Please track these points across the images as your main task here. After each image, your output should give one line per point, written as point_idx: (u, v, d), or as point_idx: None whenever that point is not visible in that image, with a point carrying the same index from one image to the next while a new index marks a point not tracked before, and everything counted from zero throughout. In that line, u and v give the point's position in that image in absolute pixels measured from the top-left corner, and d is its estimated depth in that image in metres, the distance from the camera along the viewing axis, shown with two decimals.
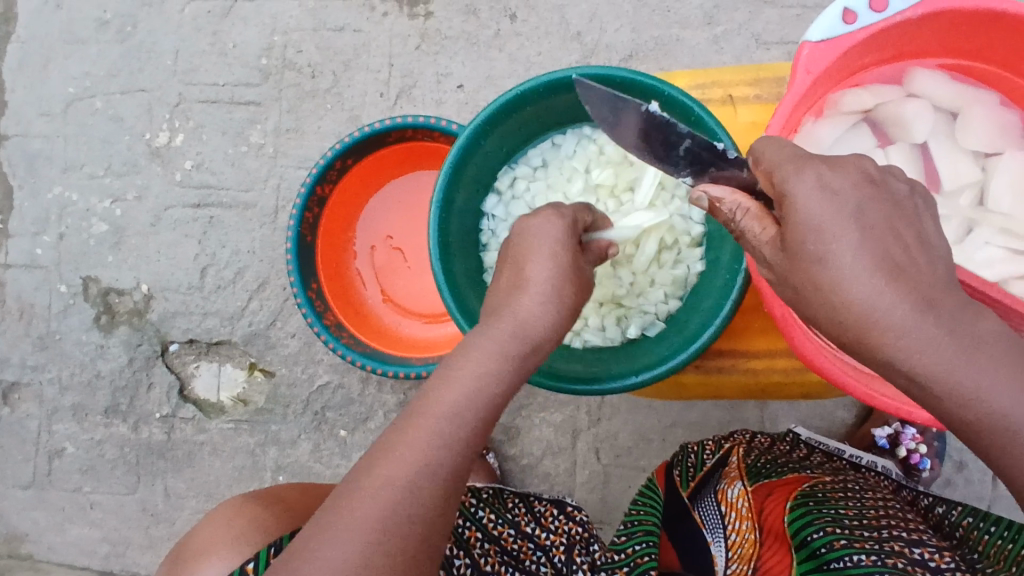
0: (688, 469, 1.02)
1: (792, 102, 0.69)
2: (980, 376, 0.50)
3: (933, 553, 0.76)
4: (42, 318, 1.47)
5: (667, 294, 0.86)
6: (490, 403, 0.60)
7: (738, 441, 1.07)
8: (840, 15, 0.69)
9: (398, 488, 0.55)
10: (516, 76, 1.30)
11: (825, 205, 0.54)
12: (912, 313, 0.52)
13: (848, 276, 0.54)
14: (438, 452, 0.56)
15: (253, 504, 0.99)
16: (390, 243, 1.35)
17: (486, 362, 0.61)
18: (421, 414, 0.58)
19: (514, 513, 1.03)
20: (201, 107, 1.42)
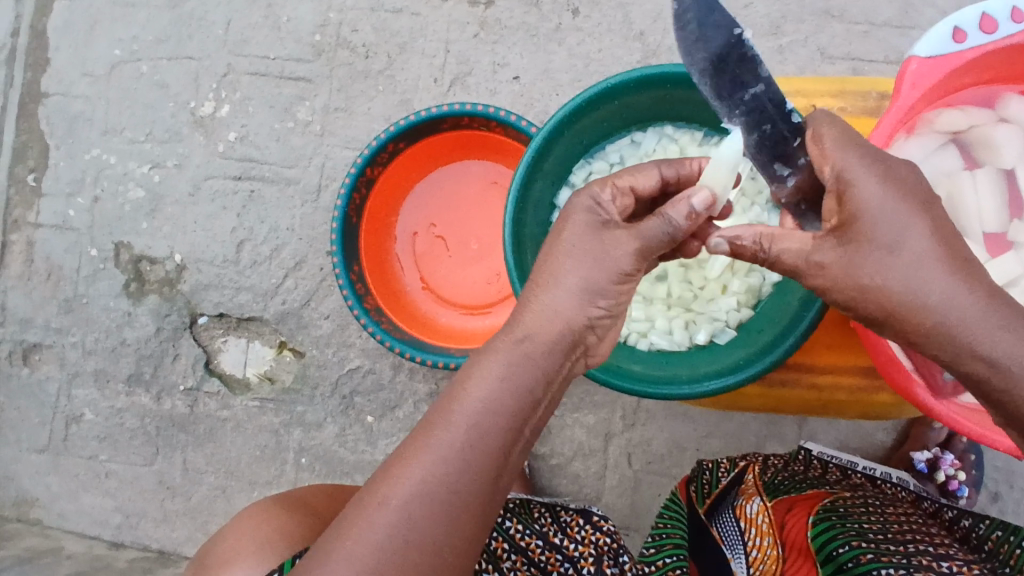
0: (704, 486, 1.00)
1: (895, 118, 0.70)
2: None
3: (961, 566, 0.72)
4: (70, 281, 1.45)
5: (739, 302, 0.86)
6: (494, 422, 0.59)
7: (753, 459, 1.03)
8: (950, 34, 0.69)
9: (400, 510, 0.57)
10: (574, 71, 1.29)
11: (891, 201, 0.58)
12: (977, 307, 0.55)
13: (917, 271, 0.57)
14: (440, 475, 0.58)
15: (274, 509, 0.89)
16: (433, 231, 1.33)
17: (490, 380, 0.60)
18: (425, 435, 0.60)
19: (541, 523, 0.98)
20: (250, 80, 1.40)
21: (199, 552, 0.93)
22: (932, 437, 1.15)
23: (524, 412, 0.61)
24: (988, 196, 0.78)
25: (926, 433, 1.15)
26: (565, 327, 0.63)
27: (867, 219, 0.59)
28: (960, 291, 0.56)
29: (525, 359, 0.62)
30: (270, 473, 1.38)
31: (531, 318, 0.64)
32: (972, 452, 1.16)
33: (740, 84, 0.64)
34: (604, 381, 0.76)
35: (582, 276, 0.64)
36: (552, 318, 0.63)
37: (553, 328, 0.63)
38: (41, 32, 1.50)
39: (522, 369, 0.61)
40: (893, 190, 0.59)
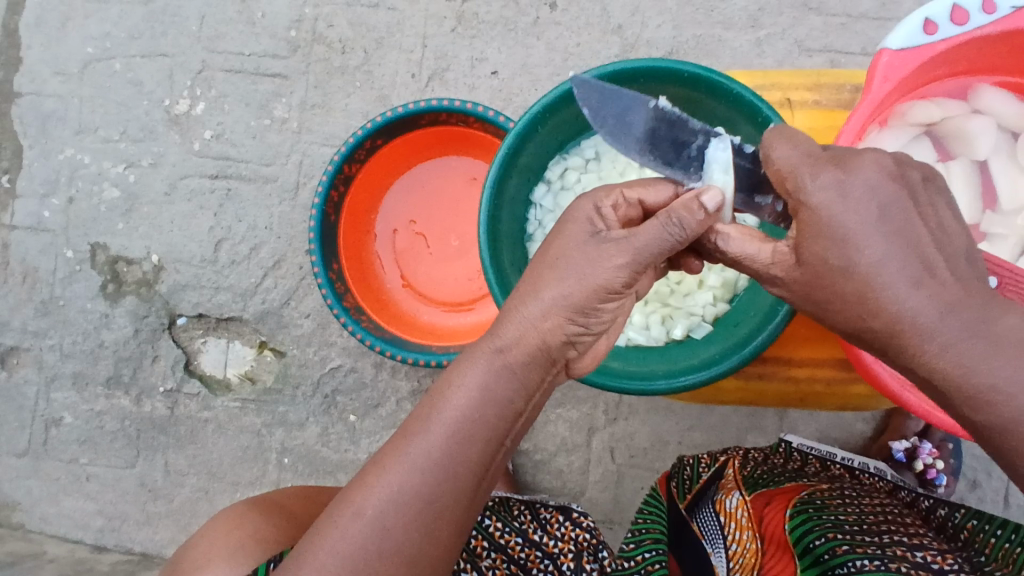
0: (684, 482, 1.01)
1: (867, 111, 0.70)
2: (1001, 376, 0.50)
3: (935, 555, 0.73)
4: (46, 283, 1.43)
5: (715, 297, 0.86)
6: (470, 432, 0.59)
7: (734, 453, 1.05)
8: (921, 26, 0.69)
9: (375, 520, 0.57)
10: (552, 65, 1.28)
11: (846, 214, 0.56)
12: (939, 317, 0.53)
13: (873, 284, 0.56)
14: (415, 484, 0.58)
15: (249, 512, 0.88)
16: (412, 228, 1.32)
17: (468, 389, 0.60)
18: (402, 444, 0.60)
19: (520, 520, 0.99)
20: (225, 76, 1.38)
21: (173, 557, 0.92)
22: (911, 426, 1.15)
23: (503, 421, 0.61)
24: (959, 188, 0.79)
25: (904, 423, 1.16)
26: (542, 336, 0.62)
27: (823, 237, 0.57)
28: (915, 303, 0.54)
29: (503, 368, 0.61)
30: (253, 474, 1.37)
31: (511, 326, 0.62)
32: (951, 441, 1.16)
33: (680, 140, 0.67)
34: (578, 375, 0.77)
35: (560, 283, 0.62)
36: (529, 329, 0.62)
37: (530, 338, 0.62)
38: (11, 29, 1.47)
39: (501, 378, 0.61)
40: (851, 199, 0.56)
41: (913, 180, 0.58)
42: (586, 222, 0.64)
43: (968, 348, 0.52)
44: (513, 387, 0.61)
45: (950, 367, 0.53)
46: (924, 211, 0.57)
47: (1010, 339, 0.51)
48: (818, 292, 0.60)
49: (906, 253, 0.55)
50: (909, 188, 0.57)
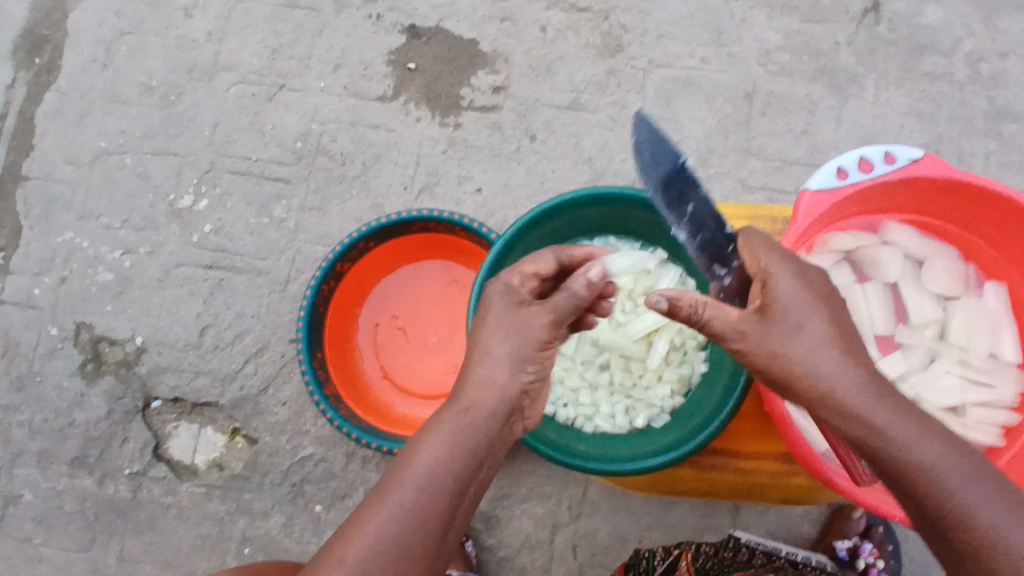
0: (641, 574, 1.10)
1: (795, 237, 0.84)
2: (913, 432, 0.66)
3: None
4: (25, 359, 1.45)
5: (672, 391, 0.95)
6: (440, 483, 0.66)
7: (687, 547, 1.14)
8: (834, 172, 0.86)
9: (355, 566, 0.62)
10: (530, 187, 1.45)
11: (798, 296, 0.72)
12: (864, 384, 0.69)
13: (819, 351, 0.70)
14: (393, 533, 0.63)
15: None
16: (394, 322, 1.41)
17: (437, 444, 0.68)
18: (378, 498, 0.65)
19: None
20: (231, 177, 1.51)
21: None
22: (852, 527, 1.24)
23: (468, 473, 0.68)
24: (876, 304, 0.94)
25: (847, 524, 1.24)
26: (500, 394, 0.72)
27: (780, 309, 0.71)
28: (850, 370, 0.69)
29: (469, 425, 0.70)
30: (210, 564, 1.35)
31: (473, 386, 0.72)
32: (889, 543, 1.24)
33: (684, 198, 0.84)
34: (547, 454, 0.85)
35: (514, 342, 0.73)
36: (490, 386, 0.72)
37: (492, 396, 0.71)
38: (29, 120, 1.58)
39: (464, 434, 0.69)
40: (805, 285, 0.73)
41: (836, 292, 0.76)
42: (503, 292, 0.77)
43: (887, 410, 0.67)
44: (476, 439, 0.69)
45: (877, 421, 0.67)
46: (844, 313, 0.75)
47: (910, 408, 0.68)
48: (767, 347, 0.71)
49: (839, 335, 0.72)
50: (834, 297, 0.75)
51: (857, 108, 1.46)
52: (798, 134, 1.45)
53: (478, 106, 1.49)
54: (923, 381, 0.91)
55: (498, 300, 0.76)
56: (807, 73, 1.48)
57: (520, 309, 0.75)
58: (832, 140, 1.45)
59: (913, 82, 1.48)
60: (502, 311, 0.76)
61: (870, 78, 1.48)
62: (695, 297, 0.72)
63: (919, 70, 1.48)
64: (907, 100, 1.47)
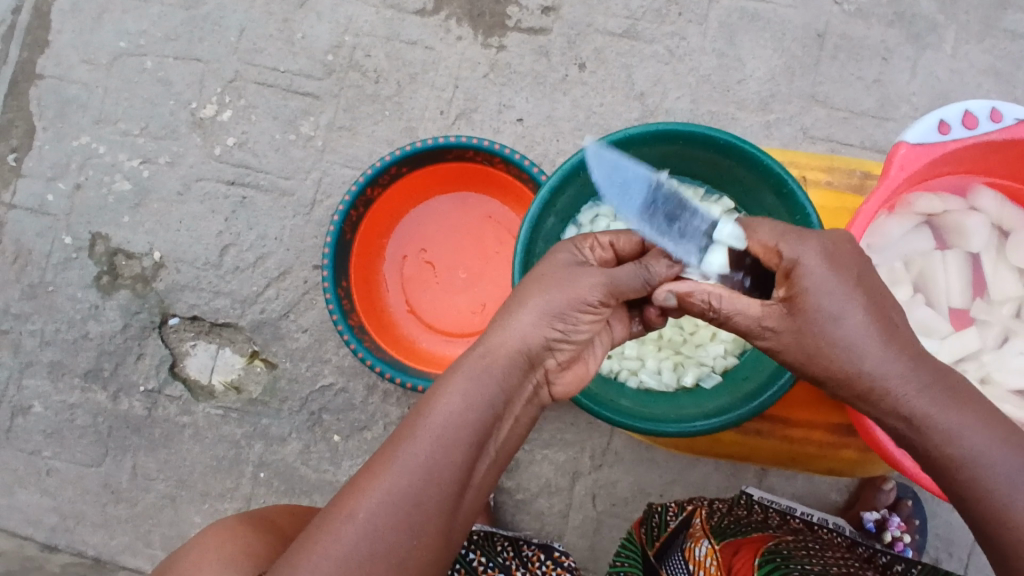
0: (653, 529, 1.07)
1: (884, 194, 0.77)
2: (953, 423, 0.59)
3: None
4: (38, 267, 1.40)
5: (726, 350, 0.90)
6: (458, 436, 0.61)
7: (700, 504, 1.10)
8: (935, 126, 0.78)
9: (366, 522, 0.57)
10: (575, 120, 1.35)
11: (827, 278, 0.64)
12: (905, 372, 0.61)
13: (854, 338, 0.62)
14: (406, 488, 0.58)
15: (230, 523, 0.89)
16: (423, 256, 1.35)
17: (455, 394, 0.62)
18: (389, 450, 0.60)
19: (503, 556, 1.01)
20: (257, 88, 1.41)
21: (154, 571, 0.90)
22: (882, 499, 1.21)
23: (485, 426, 0.62)
24: (955, 275, 0.87)
25: (876, 495, 1.21)
26: (524, 347, 0.66)
27: (808, 297, 0.64)
28: (890, 355, 0.62)
29: (488, 372, 0.64)
30: (225, 485, 1.34)
31: (497, 334, 0.66)
32: (916, 517, 1.21)
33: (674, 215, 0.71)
34: (591, 410, 0.80)
35: (544, 296, 0.67)
36: (517, 336, 0.66)
37: (514, 345, 0.65)
38: (43, 12, 1.48)
39: (484, 384, 0.63)
40: (837, 267, 0.65)
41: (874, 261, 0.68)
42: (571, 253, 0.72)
43: (925, 399, 0.60)
44: (496, 390, 0.63)
45: (908, 413, 0.61)
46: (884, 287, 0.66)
47: (957, 394, 0.60)
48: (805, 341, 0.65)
49: (884, 315, 0.64)
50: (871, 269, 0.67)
51: (933, 60, 1.35)
52: (869, 84, 1.34)
53: (524, 28, 1.38)
54: (997, 359, 0.85)
55: (564, 256, 0.71)
56: (884, 17, 1.36)
57: (577, 269, 0.69)
58: (905, 93, 1.34)
59: (994, 36, 1.35)
60: (539, 270, 0.70)
61: (950, 28, 1.35)
62: (708, 289, 0.67)
63: (1004, 23, 1.35)
64: (986, 57, 1.35)
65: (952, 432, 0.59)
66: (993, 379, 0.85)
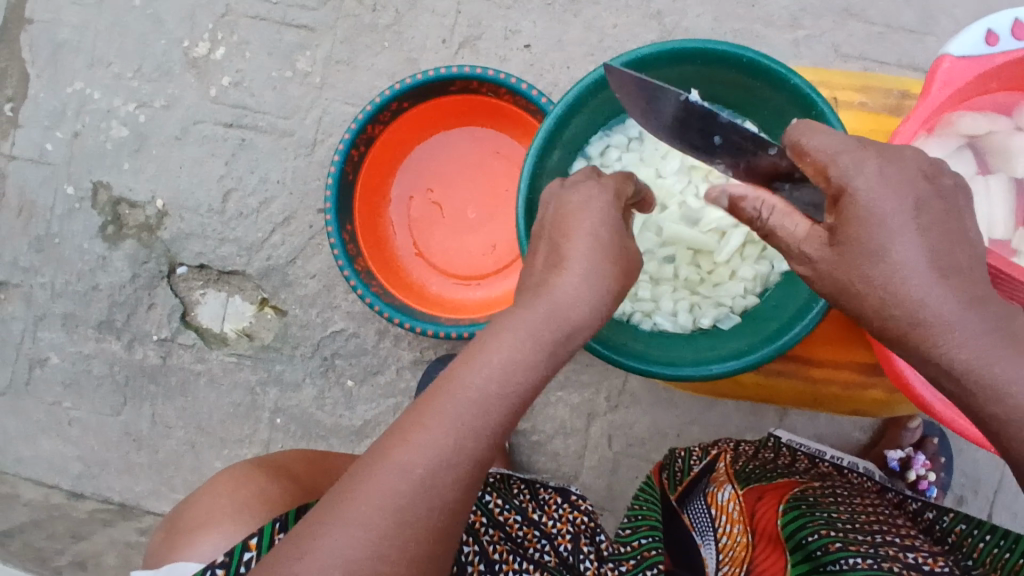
0: (676, 473, 1.03)
1: (925, 114, 0.70)
2: (1010, 377, 0.52)
3: (927, 558, 0.75)
4: (44, 218, 1.39)
5: (746, 289, 0.84)
6: (517, 397, 0.57)
7: (725, 447, 1.06)
8: (984, 36, 0.70)
9: (419, 481, 0.53)
10: (587, 45, 1.26)
11: (886, 204, 0.55)
12: (960, 315, 0.54)
13: (905, 274, 0.55)
14: (460, 448, 0.54)
15: (245, 469, 0.89)
16: (430, 196, 1.29)
17: (519, 351, 0.57)
18: (445, 403, 0.55)
19: (519, 499, 1.00)
20: (250, 23, 1.34)
21: (168, 517, 0.92)
22: (908, 437, 1.17)
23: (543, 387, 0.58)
24: (998, 204, 0.80)
25: (901, 433, 1.18)
26: (595, 301, 0.60)
27: (864, 227, 0.56)
28: (947, 297, 0.54)
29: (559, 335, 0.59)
30: (242, 431, 1.34)
31: (567, 284, 0.59)
32: (943, 455, 1.18)
33: (709, 130, 0.68)
34: (604, 355, 0.75)
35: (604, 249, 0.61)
36: (585, 288, 0.60)
37: (589, 301, 0.59)
38: None
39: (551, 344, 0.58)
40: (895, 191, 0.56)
41: (947, 180, 0.58)
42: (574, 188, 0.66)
43: (977, 350, 0.53)
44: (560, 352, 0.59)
45: (957, 365, 0.54)
46: (955, 212, 0.57)
47: (1020, 343, 0.53)
48: (840, 274, 0.58)
49: (941, 244, 0.55)
50: (942, 190, 0.57)
51: None
52: None
53: None
54: None
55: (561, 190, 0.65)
56: None
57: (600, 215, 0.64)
58: (945, 4, 1.22)
59: None
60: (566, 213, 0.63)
61: None
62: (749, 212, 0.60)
63: None
64: None
65: (1004, 389, 0.52)
66: None
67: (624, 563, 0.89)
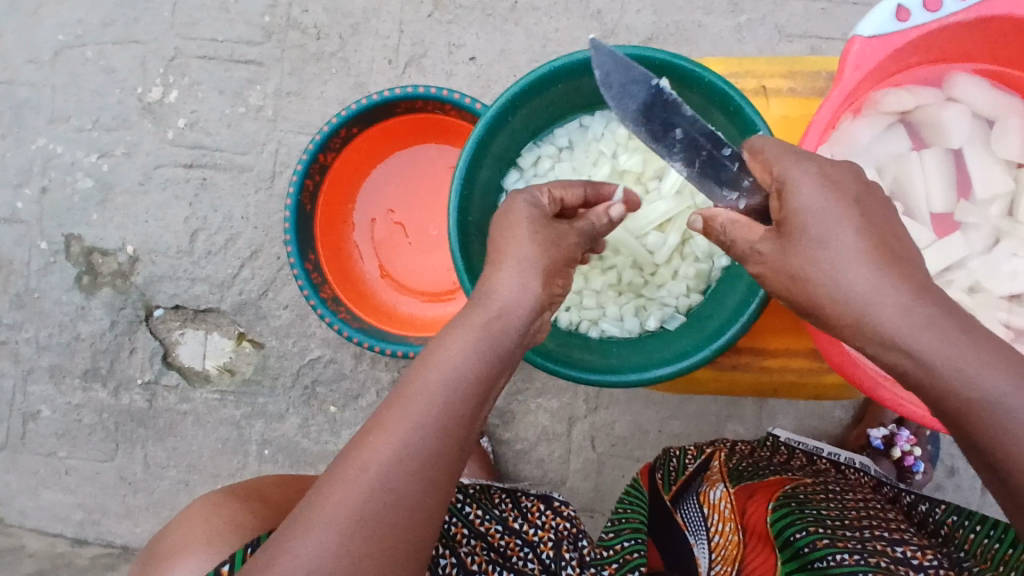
0: (670, 472, 1.01)
1: (841, 97, 0.69)
2: (965, 360, 0.49)
3: (915, 551, 0.75)
4: (21, 275, 1.41)
5: (689, 288, 0.85)
6: (470, 390, 0.54)
7: (720, 446, 1.07)
8: (894, 13, 0.69)
9: (380, 479, 0.50)
10: (531, 52, 1.26)
11: (823, 196, 0.55)
12: (906, 300, 0.52)
13: (840, 260, 0.54)
14: (415, 447, 0.51)
15: (219, 500, 0.89)
16: (391, 217, 1.30)
17: (465, 345, 0.55)
18: (401, 399, 0.53)
19: (500, 509, 0.98)
20: (199, 63, 1.36)
21: (143, 555, 0.92)
22: (889, 414, 1.17)
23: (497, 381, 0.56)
24: (935, 177, 0.79)
25: (882, 410, 1.17)
26: (535, 296, 0.59)
27: (799, 218, 0.56)
28: (888, 282, 0.52)
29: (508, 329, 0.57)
30: (232, 465, 1.36)
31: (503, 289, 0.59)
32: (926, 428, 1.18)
33: (670, 123, 0.66)
34: (551, 370, 0.75)
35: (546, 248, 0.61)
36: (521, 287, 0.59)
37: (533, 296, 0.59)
38: None
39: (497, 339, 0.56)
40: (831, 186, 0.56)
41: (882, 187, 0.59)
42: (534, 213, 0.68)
43: (929, 333, 0.50)
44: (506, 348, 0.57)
45: (909, 347, 0.51)
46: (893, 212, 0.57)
47: (970, 328, 0.51)
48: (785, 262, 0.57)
49: (881, 237, 0.54)
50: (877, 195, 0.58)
51: None
52: None
53: None
54: (986, 265, 0.78)
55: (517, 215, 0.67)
56: None
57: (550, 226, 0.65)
58: None
59: None
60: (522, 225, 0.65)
61: None
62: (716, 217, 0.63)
63: None
64: None
65: (960, 374, 0.49)
66: (984, 286, 0.78)
67: (606, 566, 0.88)
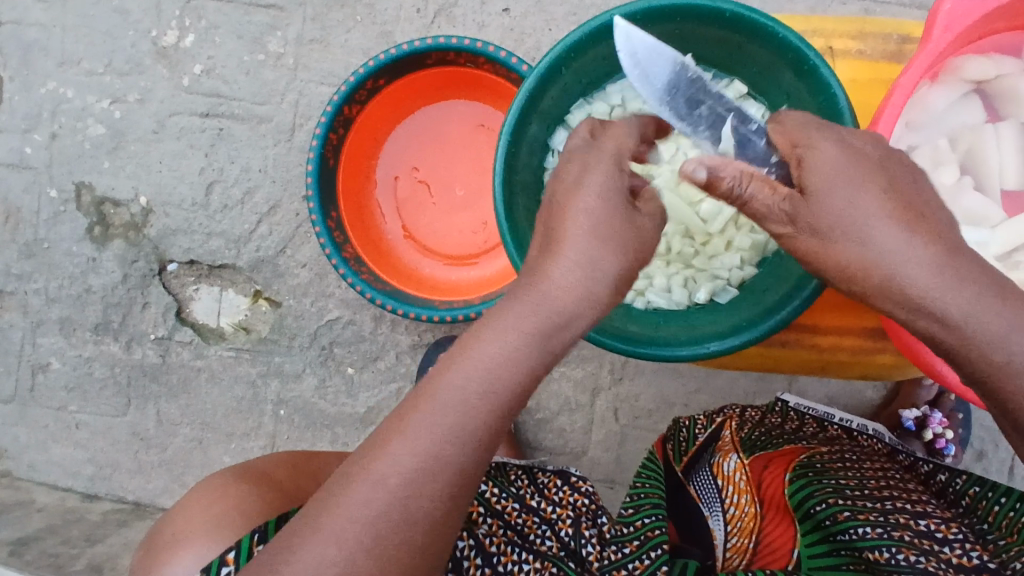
0: (681, 442, 0.95)
1: (928, 59, 0.64)
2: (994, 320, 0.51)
3: (939, 524, 0.71)
4: (30, 224, 1.37)
5: (743, 260, 0.80)
6: (493, 400, 0.54)
7: (730, 414, 1.00)
8: None
9: (391, 487, 0.52)
10: (568, 4, 1.20)
11: (845, 163, 0.55)
12: (934, 265, 0.52)
13: (869, 228, 0.54)
14: (431, 453, 0.52)
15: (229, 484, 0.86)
16: (415, 175, 1.25)
17: (492, 349, 0.54)
18: (419, 404, 0.54)
19: (517, 485, 0.95)
20: (217, 7, 1.29)
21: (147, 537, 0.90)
22: (922, 395, 1.14)
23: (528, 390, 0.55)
24: (1010, 151, 0.74)
25: (916, 391, 1.14)
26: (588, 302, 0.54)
27: (829, 186, 0.55)
28: (919, 245, 0.53)
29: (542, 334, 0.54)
30: (247, 425, 1.34)
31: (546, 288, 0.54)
32: (959, 411, 1.15)
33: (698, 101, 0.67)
34: (601, 344, 0.71)
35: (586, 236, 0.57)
36: (569, 287, 0.54)
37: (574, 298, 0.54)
38: None
39: (528, 344, 0.54)
40: (857, 153, 0.56)
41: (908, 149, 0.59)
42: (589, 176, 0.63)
43: (963, 296, 0.52)
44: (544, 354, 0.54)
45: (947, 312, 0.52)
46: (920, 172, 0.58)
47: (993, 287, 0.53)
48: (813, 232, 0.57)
49: (906, 199, 0.55)
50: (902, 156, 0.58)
51: None
52: None
53: None
54: None
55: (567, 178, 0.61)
56: None
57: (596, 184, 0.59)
58: None
59: None
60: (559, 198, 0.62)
61: None
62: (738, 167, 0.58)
63: None
64: None
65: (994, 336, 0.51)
66: None
67: (627, 544, 0.82)
